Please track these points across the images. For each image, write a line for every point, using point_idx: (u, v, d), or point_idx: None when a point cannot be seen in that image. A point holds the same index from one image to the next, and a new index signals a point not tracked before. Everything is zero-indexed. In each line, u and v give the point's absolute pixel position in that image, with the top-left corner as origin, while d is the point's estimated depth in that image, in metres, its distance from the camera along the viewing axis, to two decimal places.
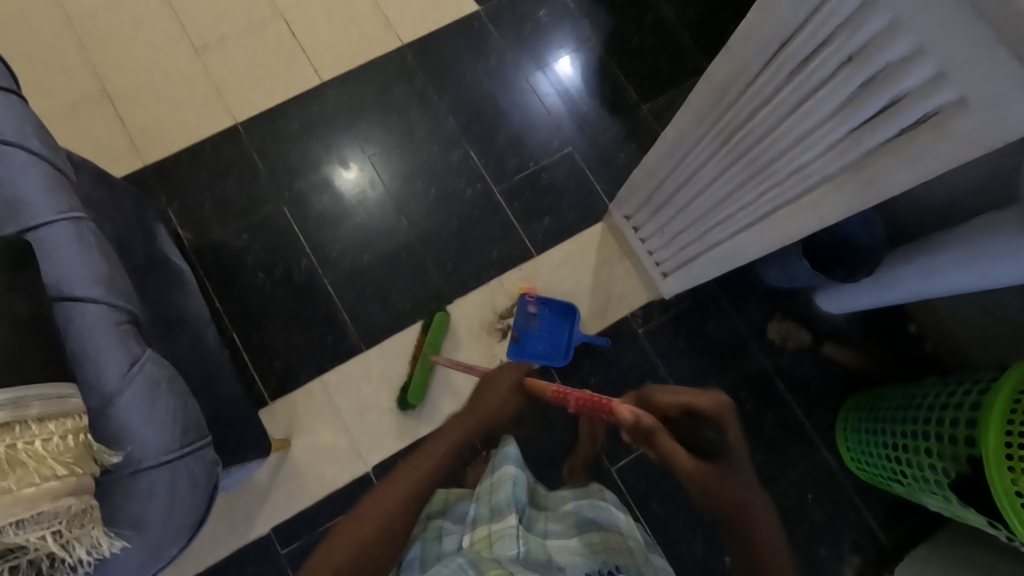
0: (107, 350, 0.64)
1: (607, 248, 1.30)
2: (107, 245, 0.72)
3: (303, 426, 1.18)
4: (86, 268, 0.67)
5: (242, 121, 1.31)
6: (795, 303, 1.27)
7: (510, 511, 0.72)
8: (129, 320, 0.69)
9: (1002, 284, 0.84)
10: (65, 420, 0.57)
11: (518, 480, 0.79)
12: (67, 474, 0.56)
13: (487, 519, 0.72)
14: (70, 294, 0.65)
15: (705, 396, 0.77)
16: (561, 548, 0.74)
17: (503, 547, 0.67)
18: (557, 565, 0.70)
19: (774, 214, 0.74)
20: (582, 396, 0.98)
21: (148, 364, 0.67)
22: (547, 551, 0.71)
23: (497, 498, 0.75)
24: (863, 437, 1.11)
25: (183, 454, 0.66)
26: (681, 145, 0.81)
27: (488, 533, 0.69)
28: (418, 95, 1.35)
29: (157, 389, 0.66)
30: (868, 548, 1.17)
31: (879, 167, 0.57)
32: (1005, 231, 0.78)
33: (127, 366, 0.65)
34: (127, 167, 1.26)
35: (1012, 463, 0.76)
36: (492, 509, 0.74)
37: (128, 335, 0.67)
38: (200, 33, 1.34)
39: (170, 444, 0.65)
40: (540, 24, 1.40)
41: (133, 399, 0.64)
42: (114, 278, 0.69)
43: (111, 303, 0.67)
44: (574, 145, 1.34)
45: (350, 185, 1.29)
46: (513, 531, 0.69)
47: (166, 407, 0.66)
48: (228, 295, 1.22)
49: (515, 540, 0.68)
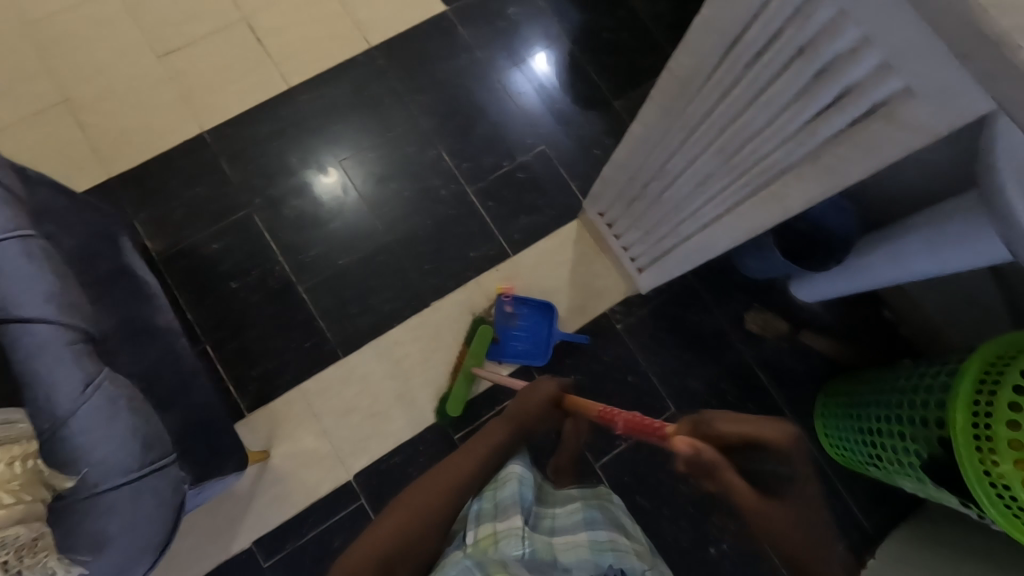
0: (59, 369, 0.63)
1: (584, 244, 1.30)
2: (62, 263, 0.70)
3: (283, 435, 1.17)
4: (37, 286, 0.65)
5: (210, 127, 1.28)
6: (773, 292, 1.28)
7: (516, 509, 0.71)
8: (83, 339, 0.67)
9: (967, 267, 0.86)
10: (14, 446, 0.57)
11: (524, 478, 0.76)
12: (14, 502, 0.56)
13: (491, 516, 0.70)
14: (19, 315, 0.63)
15: (769, 427, 0.72)
16: (566, 547, 0.73)
17: (508, 548, 0.66)
18: (561, 565, 0.71)
19: (740, 205, 0.74)
20: (629, 418, 0.82)
21: (106, 382, 0.65)
22: (551, 551, 0.71)
23: (502, 495, 0.73)
24: (840, 422, 1.12)
25: (147, 471, 0.65)
26: (647, 140, 0.81)
27: (492, 531, 0.68)
28: (389, 96, 1.33)
29: (116, 406, 0.65)
30: (851, 532, 1.18)
31: (835, 157, 0.58)
32: (964, 218, 0.81)
33: (82, 386, 0.63)
34: (92, 178, 1.23)
35: (980, 442, 0.77)
36: (496, 506, 0.71)
37: (83, 353, 0.66)
38: (163, 39, 1.31)
39: (131, 463, 0.64)
40: (511, 20, 1.39)
41: (90, 419, 0.63)
42: (67, 297, 0.68)
43: (65, 321, 0.65)
44: (549, 141, 1.34)
45: (328, 189, 1.28)
46: (519, 532, 0.68)
47: (127, 423, 0.65)
48: (202, 304, 1.21)
49: (520, 541, 0.67)
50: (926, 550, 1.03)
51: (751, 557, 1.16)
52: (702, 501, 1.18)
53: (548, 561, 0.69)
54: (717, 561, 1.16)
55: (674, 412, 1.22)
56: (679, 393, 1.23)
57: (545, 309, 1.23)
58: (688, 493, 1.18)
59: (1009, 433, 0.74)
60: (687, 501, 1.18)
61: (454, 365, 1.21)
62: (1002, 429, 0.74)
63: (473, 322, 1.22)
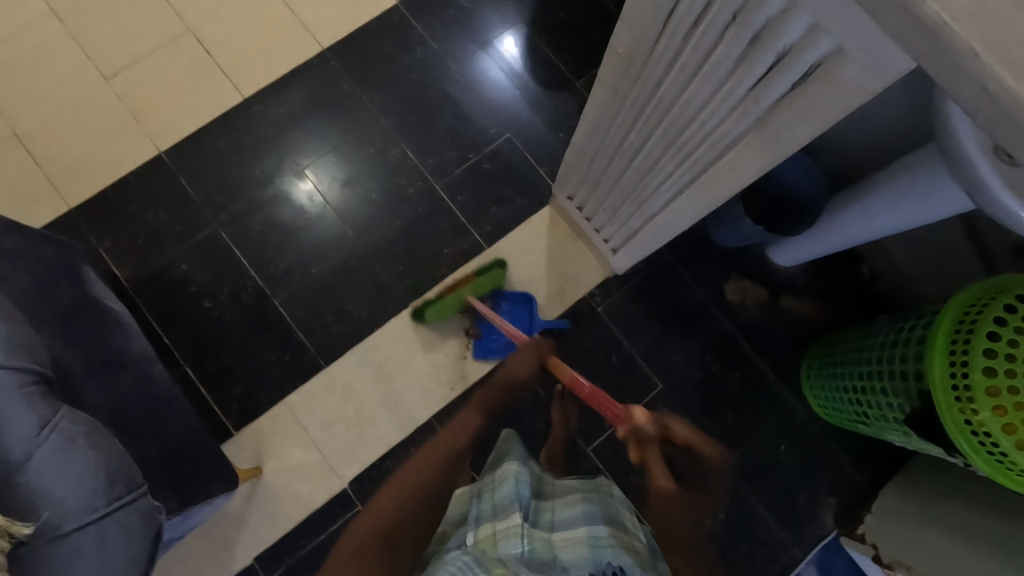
0: (11, 414, 0.63)
1: (557, 229, 1.29)
2: (4, 304, 0.69)
3: (272, 450, 1.16)
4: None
5: (166, 146, 1.26)
6: (750, 259, 1.27)
7: (514, 509, 0.72)
8: (38, 379, 0.67)
9: (933, 218, 0.86)
10: None
11: (521, 475, 0.78)
12: None
13: (490, 517, 0.72)
14: None
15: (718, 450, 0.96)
16: (567, 541, 0.72)
17: (507, 547, 0.67)
18: (561, 564, 0.69)
19: (697, 179, 0.73)
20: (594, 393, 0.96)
21: (63, 422, 0.65)
22: (551, 549, 0.70)
23: (500, 495, 0.75)
24: (826, 382, 1.13)
25: (113, 508, 0.64)
26: (603, 120, 0.80)
27: (492, 532, 0.69)
28: (346, 97, 1.31)
29: (74, 446, 0.64)
30: (844, 489, 1.19)
31: (779, 123, 0.57)
32: (926, 168, 0.81)
33: (37, 428, 0.63)
34: (51, 210, 1.21)
35: (959, 392, 0.78)
36: (495, 507, 0.73)
37: (36, 396, 0.65)
38: (109, 61, 1.28)
39: (95, 501, 0.63)
40: (463, 8, 1.36)
41: (48, 461, 0.63)
42: (16, 338, 0.67)
43: (14, 364, 0.65)
44: (513, 128, 1.32)
45: (303, 199, 1.26)
46: (518, 530, 0.69)
47: (85, 463, 0.64)
48: (176, 327, 1.19)
49: (518, 539, 0.68)
50: (920, 502, 1.04)
51: (748, 523, 1.17)
52: None
53: (548, 557, 0.69)
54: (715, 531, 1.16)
55: (662, 388, 1.22)
56: (664, 368, 1.23)
57: (520, 297, 1.23)
58: None
59: (984, 379, 0.75)
60: None
61: (452, 286, 1.21)
62: (978, 376, 0.75)
63: (492, 262, 1.23)
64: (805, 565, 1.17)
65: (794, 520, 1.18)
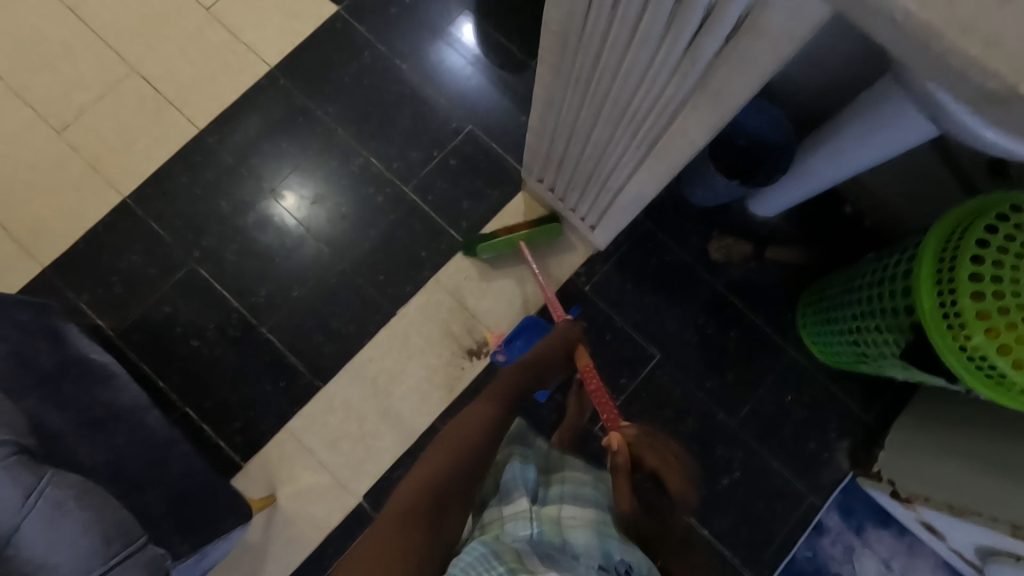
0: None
1: (533, 215, 1.27)
2: None
3: (282, 477, 1.16)
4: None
5: (129, 190, 1.25)
6: (730, 216, 1.26)
7: (521, 492, 0.70)
8: (21, 451, 0.65)
9: (902, 148, 0.85)
10: None
11: (525, 459, 0.76)
12: None
13: (498, 501, 0.71)
14: None
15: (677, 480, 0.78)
16: (574, 521, 0.69)
17: (516, 529, 0.66)
18: (571, 549, 0.66)
19: (655, 148, 0.72)
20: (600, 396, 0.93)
21: (48, 488, 0.64)
22: (561, 530, 0.67)
23: (506, 480, 0.73)
24: (822, 327, 1.12)
25: (112, 565, 0.64)
26: (555, 100, 0.78)
27: (499, 515, 0.68)
28: (301, 113, 1.29)
29: (62, 511, 0.63)
30: (855, 430, 1.19)
31: (719, 82, 0.56)
32: (888, 100, 0.80)
33: (22, 499, 0.62)
34: (25, 273, 1.20)
35: (950, 320, 0.77)
36: (502, 489, 0.72)
37: (18, 466, 0.63)
38: (58, 114, 1.26)
39: (92, 562, 0.63)
40: (404, 6, 1.34)
41: (37, 531, 0.62)
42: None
43: None
44: (473, 119, 1.30)
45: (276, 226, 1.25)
46: (525, 513, 0.67)
47: (76, 525, 0.64)
48: (168, 370, 1.19)
49: (527, 522, 0.66)
50: (926, 434, 1.04)
51: (765, 477, 1.17)
52: (706, 437, 1.18)
53: (558, 539, 0.66)
54: (732, 491, 1.17)
55: (660, 357, 1.22)
56: (659, 337, 1.22)
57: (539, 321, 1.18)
58: (691, 432, 1.19)
59: (973, 304, 0.75)
60: (691, 440, 1.18)
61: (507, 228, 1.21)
62: (966, 302, 0.75)
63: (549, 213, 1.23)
64: (828, 511, 1.16)
65: (809, 468, 1.18)
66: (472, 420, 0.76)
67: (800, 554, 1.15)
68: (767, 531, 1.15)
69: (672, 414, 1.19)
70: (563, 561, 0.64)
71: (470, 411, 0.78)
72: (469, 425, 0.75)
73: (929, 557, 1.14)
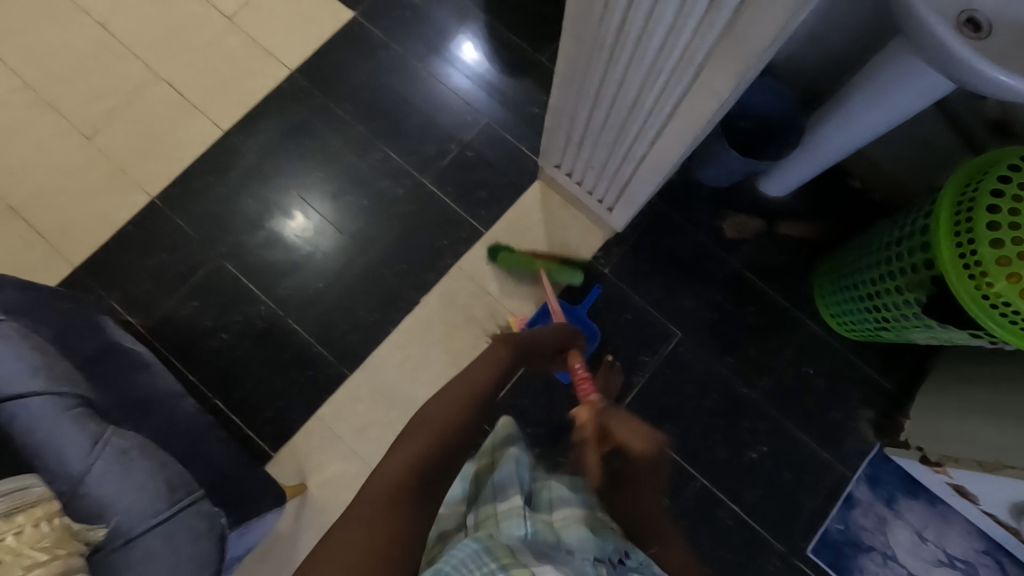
0: (65, 433, 0.65)
1: (550, 201, 1.30)
2: (37, 337, 0.71)
3: (312, 466, 1.17)
4: (19, 363, 0.66)
5: (156, 191, 1.28)
6: (742, 195, 1.29)
7: (516, 489, 0.64)
8: (82, 402, 0.68)
9: (913, 110, 0.88)
10: (35, 509, 0.59)
11: (522, 458, 0.70)
12: (50, 558, 0.57)
13: (491, 498, 0.63)
14: (10, 393, 0.65)
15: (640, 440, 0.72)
16: (568, 519, 0.62)
17: (510, 528, 0.58)
18: (564, 547, 0.59)
19: (678, 108, 0.75)
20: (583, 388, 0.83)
21: (112, 438, 0.67)
22: (554, 529, 0.61)
23: (500, 478, 0.66)
24: (840, 298, 1.14)
25: (176, 510, 0.65)
26: (578, 72, 0.82)
27: (494, 512, 0.61)
28: (322, 112, 1.33)
29: (127, 458, 0.66)
30: (879, 400, 1.20)
31: (745, 25, 0.59)
32: (897, 60, 0.83)
33: (89, 445, 0.65)
34: (56, 273, 1.22)
35: (971, 269, 0.79)
36: (495, 486, 0.65)
37: (83, 416, 0.67)
38: (86, 121, 1.30)
39: (158, 504, 0.64)
40: (418, 8, 1.39)
41: (105, 475, 0.64)
42: (51, 366, 0.69)
43: (56, 390, 0.67)
44: (487, 114, 1.34)
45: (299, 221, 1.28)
46: (520, 510, 0.60)
47: (142, 471, 0.65)
48: (197, 364, 1.21)
49: (521, 520, 0.59)
50: (954, 397, 1.05)
51: (792, 450, 1.18)
52: (730, 412, 1.19)
53: (552, 539, 0.59)
54: (760, 465, 1.17)
55: (681, 335, 1.23)
56: (679, 315, 1.24)
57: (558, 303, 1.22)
58: (714, 407, 1.20)
59: (993, 251, 0.77)
60: (715, 416, 1.19)
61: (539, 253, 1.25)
62: (987, 250, 0.77)
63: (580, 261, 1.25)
64: (857, 482, 1.17)
65: (834, 439, 1.18)
66: (467, 377, 0.71)
67: (831, 526, 1.15)
68: (796, 503, 1.15)
69: (695, 390, 1.20)
70: (562, 558, 0.56)
71: (450, 388, 0.70)
72: (453, 406, 0.67)
73: (961, 526, 1.14)
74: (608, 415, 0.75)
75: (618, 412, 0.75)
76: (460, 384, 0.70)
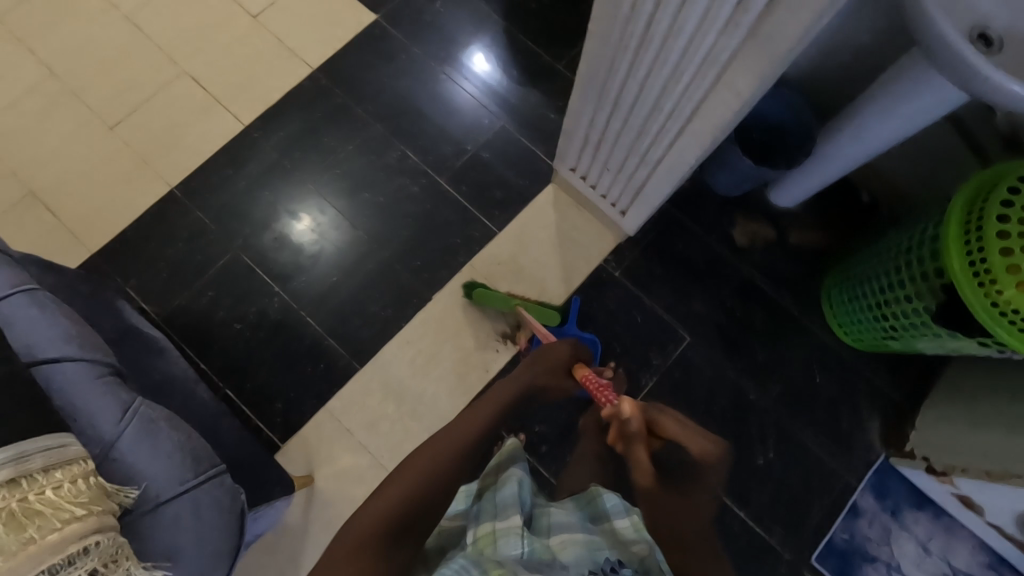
0: (95, 399, 0.69)
1: (564, 203, 1.32)
2: (66, 308, 0.74)
3: (321, 458, 1.18)
4: (53, 331, 0.70)
5: (176, 181, 1.30)
6: (753, 203, 1.31)
7: (516, 509, 0.59)
8: (112, 373, 0.73)
9: (926, 120, 0.90)
10: (72, 466, 0.60)
11: (524, 479, 0.65)
12: (87, 513, 0.59)
13: (490, 516, 0.60)
14: (45, 357, 0.68)
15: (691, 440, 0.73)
16: (567, 543, 0.57)
17: (506, 547, 0.54)
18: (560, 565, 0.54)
19: (699, 109, 0.77)
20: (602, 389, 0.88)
21: (141, 407, 0.71)
22: (552, 550, 0.56)
23: (502, 496, 0.62)
24: (849, 306, 1.15)
25: (201, 481, 0.70)
26: (600, 73, 0.84)
27: (491, 530, 0.57)
28: (341, 110, 1.36)
29: (155, 426, 0.70)
30: (887, 410, 1.20)
31: (771, 27, 0.61)
32: (911, 70, 0.85)
33: (121, 412, 0.69)
34: (76, 257, 1.24)
35: (981, 277, 0.81)
36: (496, 506, 0.61)
37: (113, 385, 0.71)
38: (110, 111, 1.33)
39: (185, 474, 0.69)
40: (438, 13, 1.42)
41: (134, 441, 0.68)
42: (82, 335, 0.73)
43: (87, 357, 0.71)
44: (503, 117, 1.36)
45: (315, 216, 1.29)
46: (518, 529, 0.56)
47: (170, 440, 0.70)
48: (210, 353, 1.22)
49: (519, 538, 0.55)
50: (957, 406, 1.07)
51: (799, 458, 1.18)
52: (739, 418, 1.20)
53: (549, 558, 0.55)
54: (768, 470, 1.18)
55: (691, 340, 1.24)
56: (689, 319, 1.25)
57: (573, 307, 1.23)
58: (723, 412, 1.20)
59: (1003, 259, 0.78)
60: (724, 421, 1.20)
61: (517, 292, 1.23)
62: (997, 257, 0.79)
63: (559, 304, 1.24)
64: (863, 491, 1.17)
65: (842, 447, 1.19)
66: (460, 424, 0.74)
67: (837, 536, 1.15)
68: (804, 511, 1.16)
69: (705, 395, 1.21)
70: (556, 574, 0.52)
71: (440, 433, 0.72)
72: (441, 445, 0.70)
73: (966, 538, 1.14)
74: (652, 409, 0.79)
75: (661, 405, 0.79)
76: (449, 430, 0.72)
